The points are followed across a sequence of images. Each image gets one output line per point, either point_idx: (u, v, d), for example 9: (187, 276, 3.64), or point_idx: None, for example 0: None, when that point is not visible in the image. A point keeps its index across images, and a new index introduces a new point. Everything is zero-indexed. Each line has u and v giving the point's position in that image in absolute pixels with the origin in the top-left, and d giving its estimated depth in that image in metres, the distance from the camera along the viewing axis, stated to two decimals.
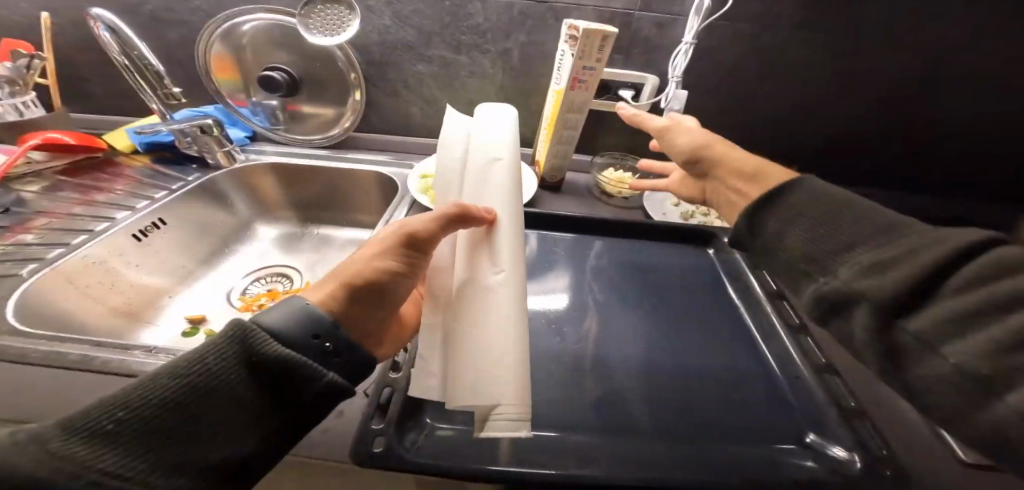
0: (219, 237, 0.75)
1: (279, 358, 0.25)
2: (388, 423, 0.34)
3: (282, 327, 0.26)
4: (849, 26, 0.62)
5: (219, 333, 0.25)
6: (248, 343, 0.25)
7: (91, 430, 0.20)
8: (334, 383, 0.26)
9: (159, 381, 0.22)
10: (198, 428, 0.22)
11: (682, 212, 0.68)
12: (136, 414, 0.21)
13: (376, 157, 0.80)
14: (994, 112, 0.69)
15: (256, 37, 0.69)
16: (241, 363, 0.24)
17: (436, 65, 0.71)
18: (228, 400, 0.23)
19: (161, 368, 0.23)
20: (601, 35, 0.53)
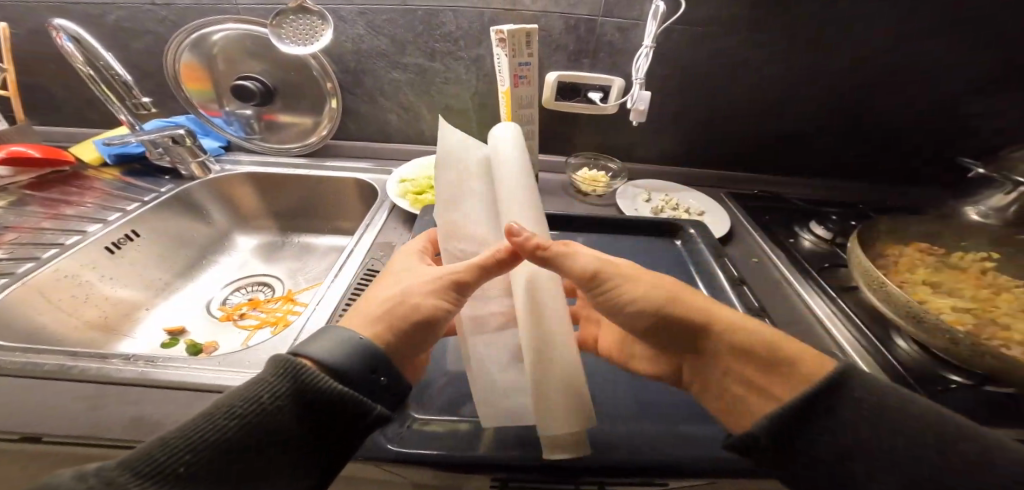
0: (196, 249, 0.75)
1: (333, 394, 0.26)
2: None
3: (337, 362, 0.27)
4: (811, 31, 0.64)
5: (274, 368, 0.25)
6: (305, 379, 0.25)
7: (156, 470, 0.21)
8: (381, 415, 0.27)
9: (218, 419, 0.23)
10: (259, 463, 0.23)
11: (654, 208, 0.70)
12: (201, 453, 0.22)
13: (355, 164, 0.80)
14: (955, 111, 0.71)
15: (226, 47, 0.69)
16: (297, 400, 0.25)
17: (411, 73, 0.71)
18: (283, 435, 0.24)
19: (219, 405, 0.24)
20: (525, 31, 0.56)
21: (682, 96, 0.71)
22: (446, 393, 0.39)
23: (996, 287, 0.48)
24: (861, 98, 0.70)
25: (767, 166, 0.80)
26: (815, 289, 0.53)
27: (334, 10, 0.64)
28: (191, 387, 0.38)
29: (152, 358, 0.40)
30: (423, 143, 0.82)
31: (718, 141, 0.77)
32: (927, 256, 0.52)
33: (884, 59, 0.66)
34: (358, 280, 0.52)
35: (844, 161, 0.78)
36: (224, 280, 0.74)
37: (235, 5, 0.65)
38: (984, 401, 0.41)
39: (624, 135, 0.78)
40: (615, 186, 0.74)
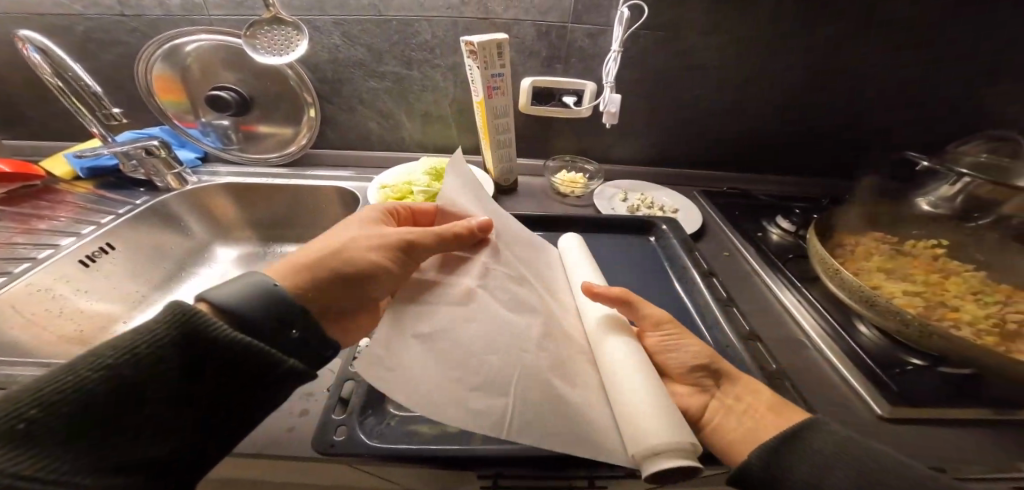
0: (175, 261, 0.74)
1: (237, 344, 0.27)
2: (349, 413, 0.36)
3: (240, 308, 0.29)
4: (770, 34, 0.67)
5: (155, 321, 0.26)
6: (200, 327, 0.27)
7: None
8: (291, 366, 0.29)
9: (86, 373, 0.23)
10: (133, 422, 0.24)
11: (630, 206, 0.72)
12: (64, 406, 0.22)
13: (337, 172, 0.81)
14: (911, 108, 0.75)
15: (200, 58, 0.69)
16: (180, 350, 0.26)
17: (388, 81, 0.72)
18: (163, 391, 0.25)
19: (84, 359, 0.24)
20: (496, 42, 0.57)
21: (652, 98, 0.74)
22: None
23: (948, 272, 0.50)
24: (823, 97, 0.73)
25: (739, 164, 0.83)
26: (785, 282, 0.55)
27: (309, 21, 0.65)
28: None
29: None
30: (403, 150, 0.83)
31: (690, 141, 0.80)
32: (881, 245, 0.55)
33: (843, 59, 0.69)
34: None
35: (812, 158, 0.81)
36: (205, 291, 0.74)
37: (209, 16, 0.66)
38: (941, 381, 0.43)
39: (599, 137, 0.80)
40: (593, 187, 0.76)
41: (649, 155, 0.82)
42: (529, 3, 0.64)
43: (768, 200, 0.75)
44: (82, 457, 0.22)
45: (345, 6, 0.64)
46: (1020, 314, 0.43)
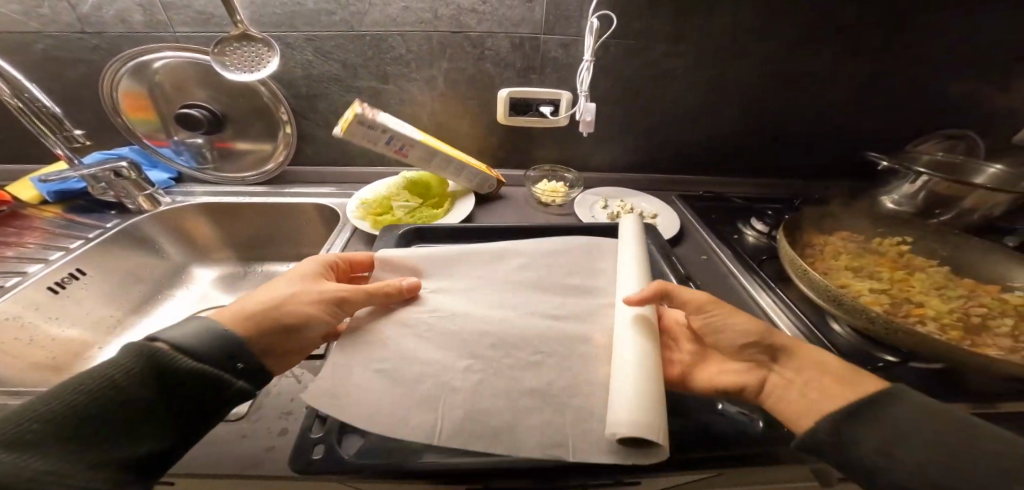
0: (151, 283, 0.72)
1: (171, 370, 0.30)
2: (327, 431, 0.36)
3: (191, 344, 0.31)
4: (738, 41, 0.69)
5: (130, 354, 0.29)
6: (146, 357, 0.29)
7: (9, 439, 0.24)
8: (240, 391, 0.32)
9: (63, 396, 0.26)
10: (110, 433, 0.27)
11: (609, 213, 0.73)
12: (52, 423, 0.25)
13: (317, 189, 0.80)
14: (877, 109, 0.77)
15: (170, 75, 0.68)
16: (146, 376, 0.29)
17: (365, 96, 0.72)
18: (127, 409, 0.27)
19: (73, 384, 0.27)
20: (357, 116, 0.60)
21: (627, 106, 0.75)
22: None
23: (912, 268, 0.52)
24: (790, 100, 0.75)
25: (715, 168, 0.85)
26: (759, 284, 0.56)
27: (281, 37, 0.65)
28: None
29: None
30: (384, 164, 0.82)
31: (666, 147, 0.81)
32: (848, 244, 0.56)
33: (808, 64, 0.71)
34: None
35: (785, 160, 0.84)
36: (183, 313, 0.72)
37: (174, 34, 0.65)
38: (911, 376, 0.44)
39: (578, 146, 0.81)
40: (573, 195, 0.76)
41: (628, 162, 0.84)
42: (501, 16, 0.65)
43: (743, 203, 0.77)
44: (79, 459, 0.25)
45: (317, 22, 0.64)
46: (980, 308, 0.44)
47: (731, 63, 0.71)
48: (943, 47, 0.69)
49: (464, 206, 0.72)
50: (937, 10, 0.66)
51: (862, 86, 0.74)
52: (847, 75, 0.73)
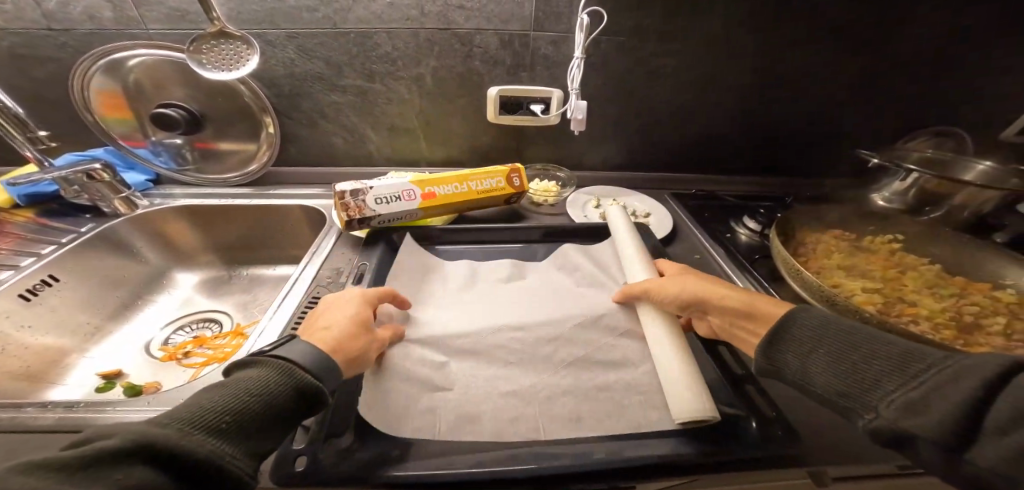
0: (130, 289, 0.69)
1: (311, 387, 0.31)
2: (310, 441, 0.34)
3: (313, 361, 0.33)
4: (730, 37, 0.68)
5: (275, 365, 0.31)
6: (290, 371, 0.31)
7: (199, 426, 0.25)
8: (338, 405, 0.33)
9: (231, 394, 0.28)
10: (260, 431, 0.28)
11: (602, 213, 0.72)
12: (229, 415, 0.27)
13: (303, 190, 0.78)
14: (868, 105, 0.77)
15: (144, 73, 0.65)
16: (291, 386, 0.30)
17: (351, 94, 0.70)
18: (275, 410, 0.29)
19: (239, 385, 0.29)
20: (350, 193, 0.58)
21: (618, 104, 0.74)
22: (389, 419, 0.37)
23: (903, 266, 0.52)
24: (781, 97, 0.75)
25: (708, 166, 0.84)
26: (751, 283, 0.55)
27: (260, 34, 0.63)
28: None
29: (98, 406, 0.39)
30: (372, 164, 0.80)
31: (658, 145, 0.81)
32: (840, 243, 0.56)
33: (800, 60, 0.71)
34: (300, 309, 0.50)
35: (777, 158, 0.84)
36: (164, 319, 0.69)
37: (147, 30, 0.62)
38: None
39: (570, 145, 0.80)
40: (566, 195, 0.75)
41: (620, 160, 0.83)
42: (489, 12, 0.63)
43: (735, 201, 0.77)
44: (245, 450, 0.26)
45: (298, 19, 0.62)
46: (972, 306, 0.44)
47: (723, 59, 0.70)
48: (931, 44, 0.69)
49: None
50: (925, 7, 0.66)
51: (852, 83, 0.74)
52: (836, 73, 0.72)
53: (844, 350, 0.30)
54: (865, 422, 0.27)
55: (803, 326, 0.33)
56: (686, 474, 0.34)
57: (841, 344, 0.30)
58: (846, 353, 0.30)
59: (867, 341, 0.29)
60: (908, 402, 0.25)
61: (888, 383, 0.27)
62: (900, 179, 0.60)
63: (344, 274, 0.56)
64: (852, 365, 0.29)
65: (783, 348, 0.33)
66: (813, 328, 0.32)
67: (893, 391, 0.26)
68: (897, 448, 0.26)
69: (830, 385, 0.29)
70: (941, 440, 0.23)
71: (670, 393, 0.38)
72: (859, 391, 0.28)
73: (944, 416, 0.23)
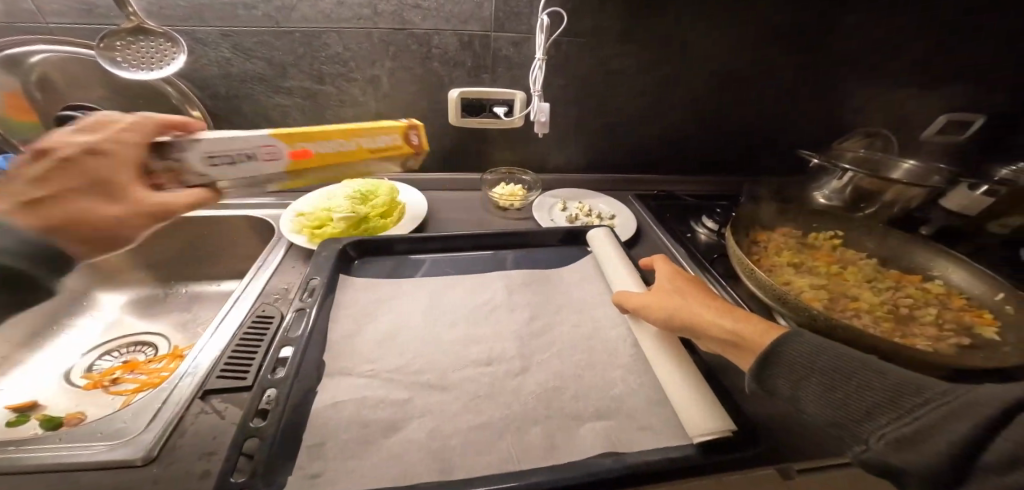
0: (43, 315, 0.61)
1: None
2: (252, 474, 0.30)
3: None
4: (685, 42, 0.69)
5: None
6: None
7: None
8: None
9: None
10: None
11: (568, 216, 0.72)
12: None
13: (249, 200, 0.72)
14: (811, 108, 0.82)
15: (48, 72, 0.57)
16: None
17: (299, 97, 0.65)
18: None
19: None
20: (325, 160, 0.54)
21: (580, 107, 0.74)
22: (347, 446, 0.35)
23: (846, 260, 0.56)
24: (734, 100, 0.78)
25: (668, 166, 0.87)
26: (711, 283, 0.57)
27: (190, 31, 0.57)
28: (28, 469, 0.32)
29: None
30: None
31: (620, 146, 0.82)
32: (788, 240, 0.59)
33: (749, 65, 0.74)
34: (245, 325, 0.46)
35: (730, 158, 0.88)
36: (85, 347, 0.62)
37: (47, 24, 0.54)
38: None
39: (534, 147, 0.79)
40: (531, 199, 0.75)
41: (583, 162, 0.83)
42: (447, 11, 0.61)
43: (693, 200, 0.79)
44: None
45: (234, 15, 0.56)
46: (906, 298, 0.48)
47: (680, 62, 0.72)
48: (862, 52, 0.75)
49: (416, 214, 0.68)
50: (856, 18, 0.71)
51: (796, 87, 0.78)
52: (781, 78, 0.77)
53: (836, 376, 0.28)
54: (859, 454, 0.26)
55: (794, 349, 0.31)
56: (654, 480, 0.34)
57: (831, 371, 0.29)
58: (838, 381, 0.28)
59: (856, 370, 0.28)
60: (901, 439, 0.24)
61: (881, 416, 0.26)
62: (837, 178, 0.63)
63: (295, 290, 0.52)
64: (844, 395, 0.28)
65: (773, 373, 0.31)
66: (803, 350, 0.30)
67: (886, 426, 0.25)
68: (894, 478, 0.25)
69: (825, 414, 0.28)
70: (937, 481, 0.22)
71: (684, 409, 0.37)
72: (853, 423, 0.27)
73: (938, 455, 0.22)
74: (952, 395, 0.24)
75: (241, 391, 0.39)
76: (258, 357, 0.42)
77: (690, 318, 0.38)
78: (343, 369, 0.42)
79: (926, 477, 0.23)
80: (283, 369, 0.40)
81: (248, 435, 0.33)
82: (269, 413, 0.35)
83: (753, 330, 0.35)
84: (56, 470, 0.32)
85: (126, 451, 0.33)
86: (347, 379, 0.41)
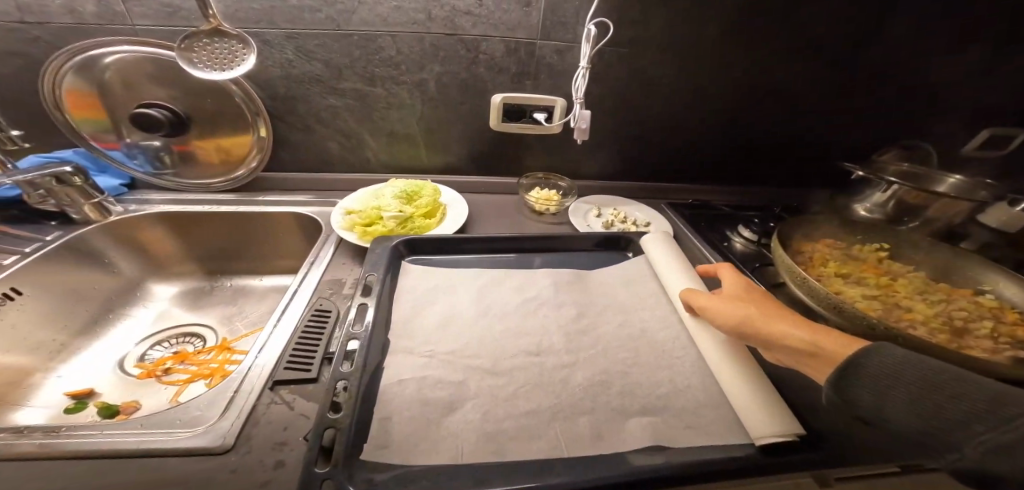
0: (100, 303, 0.64)
1: None
2: (335, 464, 0.32)
3: None
4: (726, 53, 0.71)
5: None
6: None
7: None
8: None
9: None
10: None
11: (604, 222, 0.73)
12: None
13: (295, 197, 0.74)
14: (847, 121, 0.82)
15: (123, 71, 0.60)
16: None
17: (350, 98, 0.68)
18: None
19: None
20: None
21: (617, 115, 0.76)
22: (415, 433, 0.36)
23: (894, 273, 0.56)
24: (771, 111, 0.79)
25: (700, 176, 0.88)
26: None
27: (257, 34, 0.60)
28: (113, 453, 0.33)
29: (81, 430, 0.35)
30: (368, 171, 0.78)
31: (655, 154, 0.83)
32: (833, 251, 0.59)
33: (788, 77, 0.75)
34: (305, 319, 0.47)
35: (763, 169, 0.88)
36: (137, 336, 0.64)
37: (132, 25, 0.58)
38: None
39: (570, 153, 0.81)
40: (567, 204, 0.76)
41: (617, 169, 0.84)
42: (498, 19, 0.63)
43: (727, 210, 0.80)
44: None
45: (299, 19, 0.59)
46: (960, 311, 0.48)
47: (720, 71, 0.73)
48: (903, 66, 0.75)
49: (457, 215, 0.69)
50: (898, 33, 0.71)
51: (833, 99, 0.79)
52: (820, 90, 0.77)
53: (922, 387, 0.29)
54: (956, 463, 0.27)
55: (874, 361, 0.32)
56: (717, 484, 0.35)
57: (917, 382, 0.29)
58: (924, 391, 0.29)
59: (943, 381, 0.29)
60: (1003, 448, 0.25)
61: (976, 424, 0.26)
62: (881, 191, 0.64)
63: (347, 286, 0.54)
64: (932, 405, 0.28)
65: (854, 384, 0.32)
66: (883, 362, 0.31)
67: (984, 434, 0.26)
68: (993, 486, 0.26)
69: (912, 425, 0.29)
70: None
71: (748, 412, 0.38)
72: (944, 433, 0.27)
73: None
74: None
75: (308, 383, 0.40)
76: (319, 350, 0.44)
77: (762, 326, 0.39)
78: (402, 358, 0.43)
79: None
80: (348, 364, 0.41)
81: (326, 427, 0.35)
82: (342, 407, 0.36)
83: (831, 343, 0.36)
84: (145, 456, 0.33)
85: (204, 439, 0.35)
86: (407, 366, 0.42)
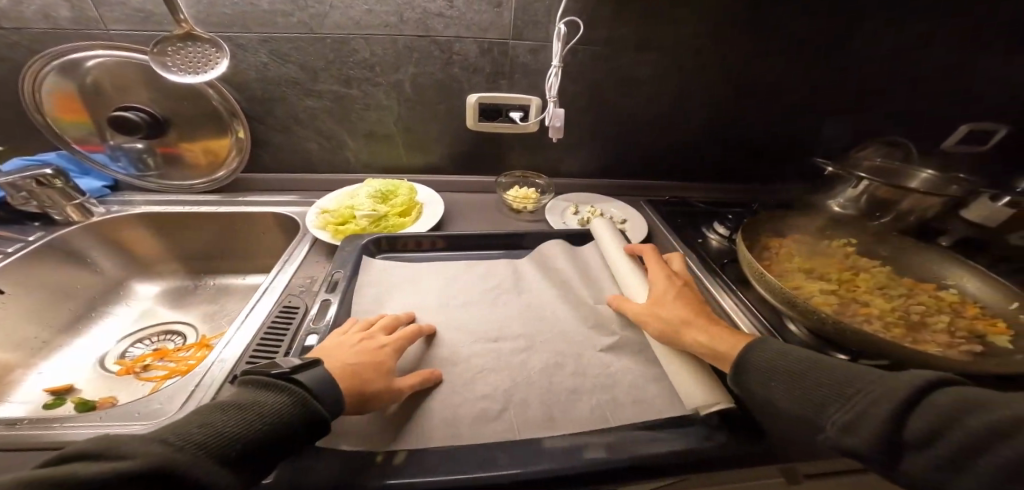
0: (84, 301, 0.65)
1: None
2: None
3: None
4: (700, 50, 0.71)
5: None
6: None
7: None
8: None
9: None
10: None
11: (580, 219, 0.74)
12: None
13: (275, 198, 0.75)
14: (827, 116, 0.82)
15: (101, 75, 0.62)
16: None
17: (327, 100, 0.69)
18: None
19: None
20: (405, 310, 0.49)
21: (594, 113, 0.76)
22: (364, 424, 0.36)
23: (858, 267, 0.56)
24: (749, 107, 0.79)
25: (680, 172, 0.88)
26: (723, 288, 0.58)
27: (232, 38, 0.61)
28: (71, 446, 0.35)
29: (44, 423, 0.36)
30: (349, 171, 0.79)
31: (634, 152, 0.83)
32: (799, 246, 0.59)
33: (764, 74, 0.75)
34: (272, 315, 0.49)
35: (743, 165, 0.88)
36: (119, 333, 0.65)
37: (108, 30, 0.59)
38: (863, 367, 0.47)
39: (549, 152, 0.82)
40: (544, 202, 0.77)
41: (596, 167, 0.85)
42: (469, 20, 0.64)
43: (705, 207, 0.80)
44: None
45: (272, 23, 0.60)
46: (917, 305, 0.49)
47: (695, 68, 0.73)
48: (880, 60, 0.75)
49: (433, 213, 0.70)
50: (873, 28, 0.71)
51: (810, 95, 0.79)
52: (798, 86, 0.77)
53: (798, 372, 0.33)
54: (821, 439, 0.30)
55: (761, 354, 0.36)
56: (657, 473, 0.35)
57: (794, 369, 0.34)
58: (798, 378, 0.33)
59: (815, 369, 0.33)
60: (847, 420, 0.29)
61: (834, 403, 0.30)
62: (852, 186, 0.63)
63: (317, 283, 0.55)
64: (804, 389, 0.32)
65: (745, 376, 0.36)
66: (769, 355, 0.36)
67: (836, 411, 0.29)
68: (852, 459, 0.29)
69: (791, 409, 0.33)
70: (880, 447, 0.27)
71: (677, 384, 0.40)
72: (813, 414, 0.31)
73: (876, 425, 0.27)
74: (879, 383, 0.29)
75: None
76: (282, 344, 0.45)
77: (669, 336, 0.43)
78: None
79: (873, 445, 0.27)
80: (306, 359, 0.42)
81: None
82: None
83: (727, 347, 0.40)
84: None
85: None
86: None
